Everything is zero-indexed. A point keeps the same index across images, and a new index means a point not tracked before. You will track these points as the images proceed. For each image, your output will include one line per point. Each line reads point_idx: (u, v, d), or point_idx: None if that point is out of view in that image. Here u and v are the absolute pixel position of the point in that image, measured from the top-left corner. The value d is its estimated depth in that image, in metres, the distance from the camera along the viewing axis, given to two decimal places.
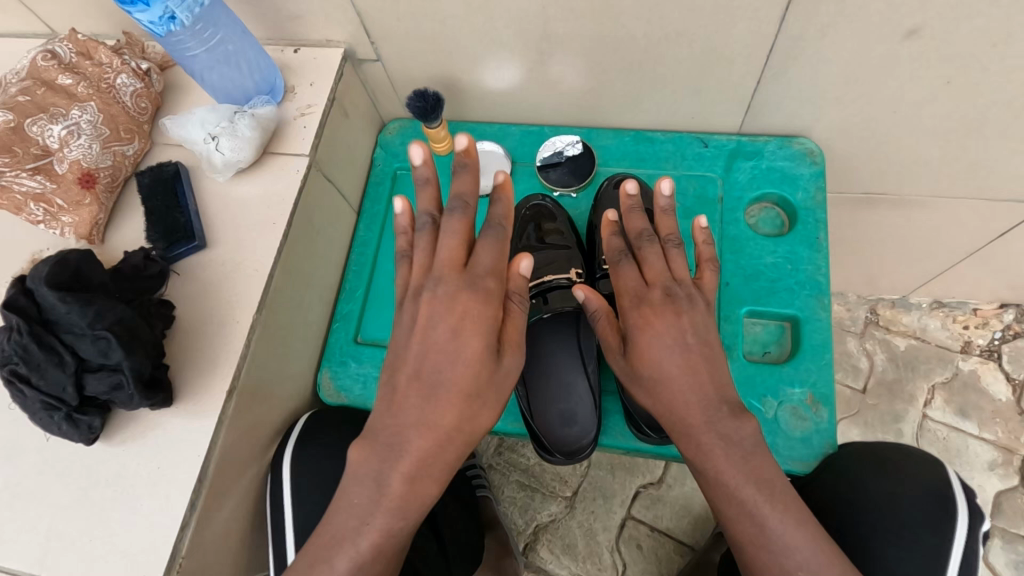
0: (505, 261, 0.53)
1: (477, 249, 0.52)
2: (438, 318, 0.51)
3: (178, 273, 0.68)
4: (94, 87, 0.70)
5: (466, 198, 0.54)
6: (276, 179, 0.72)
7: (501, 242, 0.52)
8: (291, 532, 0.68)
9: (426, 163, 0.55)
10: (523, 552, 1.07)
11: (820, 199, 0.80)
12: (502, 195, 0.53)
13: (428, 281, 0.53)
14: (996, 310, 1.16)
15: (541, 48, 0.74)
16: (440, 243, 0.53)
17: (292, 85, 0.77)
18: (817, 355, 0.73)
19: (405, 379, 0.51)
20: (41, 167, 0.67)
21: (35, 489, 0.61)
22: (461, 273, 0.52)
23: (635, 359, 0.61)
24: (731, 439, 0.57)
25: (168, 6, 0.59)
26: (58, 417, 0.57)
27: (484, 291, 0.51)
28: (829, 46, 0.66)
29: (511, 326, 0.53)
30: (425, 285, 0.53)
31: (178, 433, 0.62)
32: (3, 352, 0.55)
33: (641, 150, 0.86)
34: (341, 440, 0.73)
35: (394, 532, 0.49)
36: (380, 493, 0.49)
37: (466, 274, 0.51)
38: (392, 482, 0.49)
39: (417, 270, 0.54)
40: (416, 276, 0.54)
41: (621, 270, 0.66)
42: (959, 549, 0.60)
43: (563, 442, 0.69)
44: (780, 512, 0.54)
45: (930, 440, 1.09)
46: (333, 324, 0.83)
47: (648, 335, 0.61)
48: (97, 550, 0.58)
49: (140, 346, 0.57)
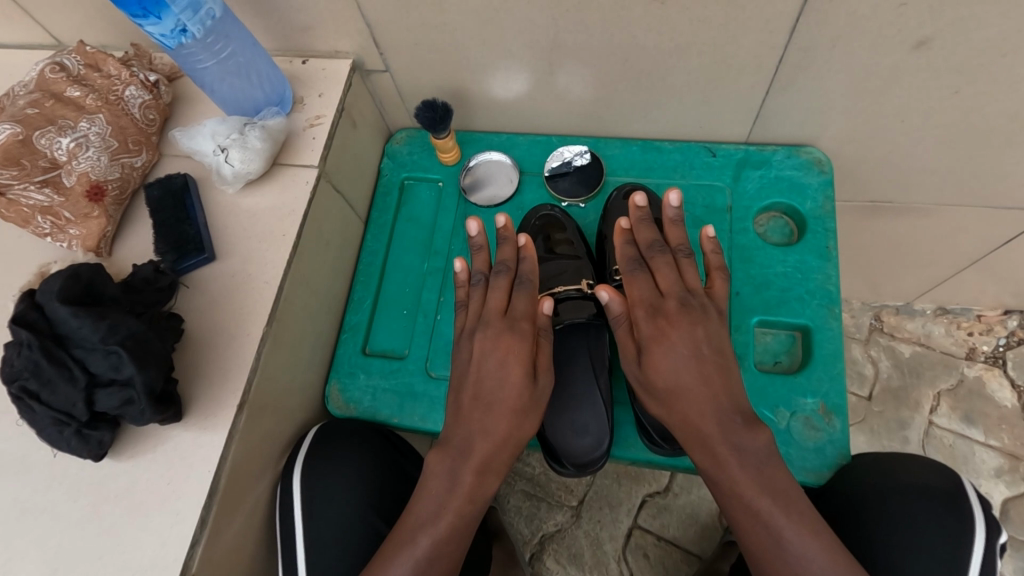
0: (535, 306, 0.67)
1: (515, 298, 0.68)
2: (489, 352, 0.64)
3: (187, 285, 0.67)
4: (103, 99, 0.70)
5: (508, 263, 0.70)
6: (285, 191, 0.72)
7: (531, 293, 0.68)
8: (302, 546, 0.68)
9: (480, 234, 0.73)
10: (530, 562, 1.07)
11: (830, 208, 0.80)
12: (527, 255, 0.71)
13: (478, 325, 0.67)
14: (1000, 316, 1.17)
15: (550, 59, 0.74)
16: (489, 295, 0.68)
17: (300, 96, 0.77)
18: (828, 365, 0.73)
19: (468, 401, 0.63)
20: (49, 180, 0.66)
21: (43, 505, 0.60)
22: (502, 317, 0.66)
23: (652, 370, 0.62)
24: (747, 450, 0.57)
25: (180, 19, 0.59)
26: (67, 432, 0.56)
27: (521, 330, 0.65)
28: (839, 56, 0.66)
29: (542, 354, 0.66)
30: (477, 329, 0.67)
31: (189, 447, 0.61)
32: (12, 367, 0.55)
33: (649, 160, 0.86)
34: (351, 452, 0.73)
35: (441, 531, 0.58)
36: (441, 489, 0.59)
37: (506, 318, 0.66)
38: (452, 478, 0.59)
39: (471, 316, 0.69)
40: (470, 321, 0.68)
41: (634, 281, 0.67)
42: (976, 560, 0.59)
43: (576, 454, 0.68)
44: (798, 523, 0.54)
45: (936, 447, 1.09)
46: (342, 335, 0.82)
47: (665, 345, 0.62)
48: (107, 567, 0.57)
49: (153, 361, 0.57)
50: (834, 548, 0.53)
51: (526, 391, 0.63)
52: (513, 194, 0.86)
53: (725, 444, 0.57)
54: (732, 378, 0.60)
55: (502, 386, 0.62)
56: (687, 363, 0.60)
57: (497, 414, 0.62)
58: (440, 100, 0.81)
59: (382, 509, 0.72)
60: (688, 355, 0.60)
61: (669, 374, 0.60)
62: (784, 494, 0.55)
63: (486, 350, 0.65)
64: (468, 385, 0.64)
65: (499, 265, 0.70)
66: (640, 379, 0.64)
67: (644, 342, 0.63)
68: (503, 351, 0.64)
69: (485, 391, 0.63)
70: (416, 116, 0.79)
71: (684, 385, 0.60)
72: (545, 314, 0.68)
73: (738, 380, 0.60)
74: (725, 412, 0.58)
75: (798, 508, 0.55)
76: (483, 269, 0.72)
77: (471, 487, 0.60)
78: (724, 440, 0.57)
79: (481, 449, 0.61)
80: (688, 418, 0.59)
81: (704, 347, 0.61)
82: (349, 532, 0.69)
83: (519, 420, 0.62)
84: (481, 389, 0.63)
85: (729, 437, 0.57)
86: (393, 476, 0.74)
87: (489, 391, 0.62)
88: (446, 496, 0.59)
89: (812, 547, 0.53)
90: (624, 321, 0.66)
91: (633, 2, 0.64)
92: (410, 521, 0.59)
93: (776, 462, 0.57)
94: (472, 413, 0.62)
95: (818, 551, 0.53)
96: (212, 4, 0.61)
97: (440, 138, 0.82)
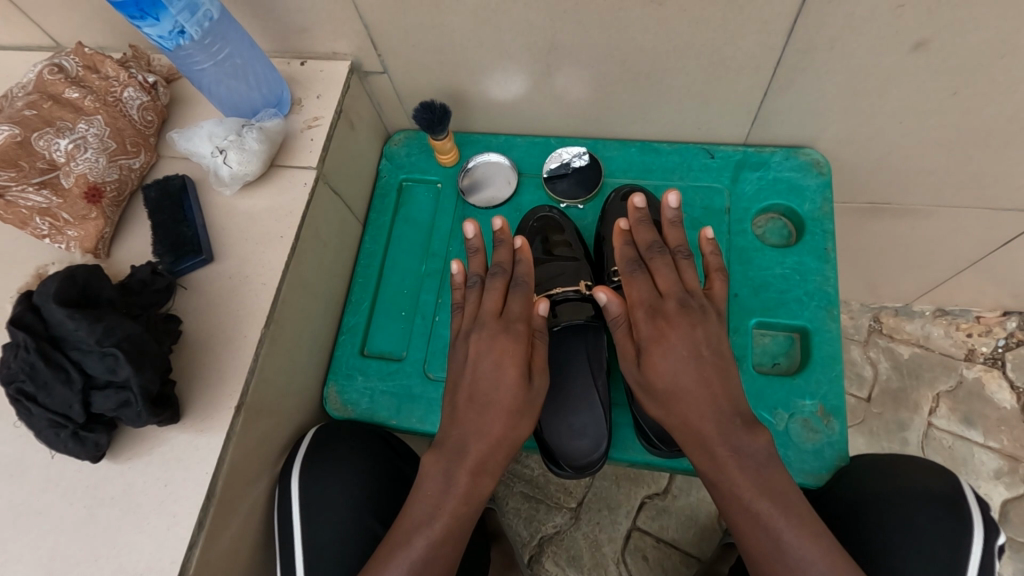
0: (531, 307, 0.67)
1: (511, 299, 0.67)
2: (485, 353, 0.64)
3: (184, 287, 0.67)
4: (101, 100, 0.70)
5: (504, 265, 0.70)
6: (283, 192, 0.72)
7: (527, 294, 0.68)
8: (300, 548, 0.68)
9: (476, 236, 0.72)
10: (528, 564, 1.07)
11: (828, 209, 0.80)
12: (523, 257, 0.71)
13: (475, 327, 0.67)
14: (999, 318, 1.17)
15: (548, 60, 0.74)
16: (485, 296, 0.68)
17: (298, 98, 0.77)
18: (827, 367, 0.73)
19: (463, 402, 0.63)
20: (47, 181, 0.66)
21: (40, 507, 0.60)
22: (498, 318, 0.66)
23: (651, 370, 0.62)
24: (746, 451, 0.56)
25: (178, 21, 0.59)
26: (64, 434, 0.56)
27: (517, 331, 0.65)
28: (837, 58, 0.67)
29: (538, 356, 0.66)
30: (473, 330, 0.67)
31: (186, 449, 0.61)
32: (9, 369, 0.55)
33: (647, 161, 0.86)
34: (349, 454, 0.72)
35: (439, 533, 0.58)
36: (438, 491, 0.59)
37: (502, 319, 0.66)
38: (450, 479, 0.59)
39: (468, 317, 0.69)
40: (466, 322, 0.68)
41: (633, 281, 0.67)
42: (974, 562, 0.59)
43: (574, 455, 0.68)
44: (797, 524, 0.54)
45: (936, 449, 1.09)
46: (340, 337, 0.82)
47: (664, 345, 0.61)
48: (103, 570, 0.57)
49: (150, 362, 0.57)
50: (833, 550, 0.53)
51: (522, 392, 0.63)
52: (511, 195, 0.86)
53: (724, 445, 0.57)
54: (731, 379, 0.60)
55: (497, 387, 0.62)
56: (687, 365, 0.60)
57: (492, 415, 0.62)
58: (439, 102, 0.81)
59: (380, 511, 0.72)
60: (688, 355, 0.60)
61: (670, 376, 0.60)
62: (783, 496, 0.55)
63: (482, 351, 0.64)
64: (464, 386, 0.64)
65: (496, 267, 0.70)
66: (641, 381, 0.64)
67: (644, 343, 0.63)
68: (498, 352, 0.63)
69: (480, 391, 0.63)
70: (414, 116, 0.78)
71: (683, 386, 0.59)
72: (542, 316, 0.68)
73: (737, 382, 0.60)
74: (725, 413, 0.58)
75: (797, 509, 0.55)
76: (480, 270, 0.72)
77: (469, 489, 0.60)
78: (723, 441, 0.57)
79: (479, 451, 0.61)
80: (687, 420, 0.59)
81: (704, 349, 0.61)
82: (348, 534, 0.69)
83: (517, 422, 0.62)
84: (476, 390, 0.63)
85: (727, 438, 0.57)
86: (392, 478, 0.74)
87: (485, 391, 0.62)
88: (443, 498, 0.59)
89: (811, 548, 0.53)
90: (623, 322, 0.66)
91: (631, 3, 0.64)
92: (407, 524, 0.59)
93: (774, 463, 0.57)
94: (468, 414, 0.62)
95: (816, 552, 0.52)
96: (210, 5, 0.61)
97: (439, 139, 0.81)
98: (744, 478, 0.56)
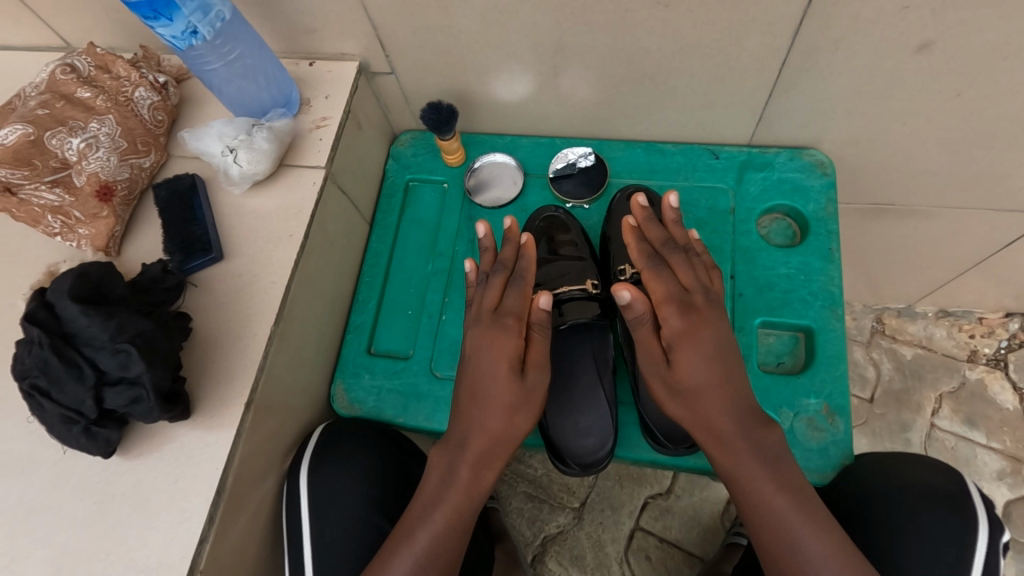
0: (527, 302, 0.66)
1: (507, 295, 0.67)
2: (479, 349, 0.65)
3: (194, 285, 0.68)
4: (113, 100, 0.70)
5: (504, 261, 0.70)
6: (291, 191, 0.72)
7: (524, 290, 0.67)
8: (308, 544, 0.68)
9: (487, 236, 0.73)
10: (532, 564, 1.07)
11: (832, 210, 0.80)
12: (525, 252, 0.69)
13: (473, 322, 0.68)
14: (1002, 319, 1.17)
15: (554, 61, 0.75)
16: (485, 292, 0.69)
17: (307, 98, 0.77)
18: (832, 367, 0.73)
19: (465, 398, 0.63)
20: (59, 180, 0.67)
21: (51, 502, 0.61)
22: (494, 313, 0.66)
23: (679, 368, 0.60)
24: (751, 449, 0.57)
25: (191, 21, 0.59)
26: (76, 430, 0.56)
27: (508, 326, 0.65)
28: (842, 59, 0.67)
29: (533, 351, 0.65)
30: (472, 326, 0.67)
31: (196, 445, 0.62)
32: (23, 365, 0.55)
33: (652, 162, 0.86)
34: (356, 452, 0.73)
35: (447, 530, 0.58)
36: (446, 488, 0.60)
37: (496, 314, 0.66)
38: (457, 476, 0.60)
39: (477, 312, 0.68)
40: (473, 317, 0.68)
41: (657, 275, 0.65)
42: (978, 560, 0.60)
43: (580, 453, 0.68)
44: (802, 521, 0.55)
45: (938, 449, 1.09)
46: (347, 336, 0.83)
47: (694, 342, 0.60)
48: (114, 565, 0.58)
49: (161, 359, 0.57)
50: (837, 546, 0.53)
51: (516, 387, 0.63)
52: (517, 196, 0.87)
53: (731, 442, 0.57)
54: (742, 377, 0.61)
55: (493, 382, 0.63)
56: (711, 361, 0.60)
57: (489, 410, 0.62)
58: (446, 103, 0.81)
59: (387, 508, 0.72)
60: (712, 352, 0.60)
61: (699, 372, 0.59)
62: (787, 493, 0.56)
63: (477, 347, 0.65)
64: (466, 382, 0.64)
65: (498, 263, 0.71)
66: (663, 380, 0.62)
67: (671, 338, 0.61)
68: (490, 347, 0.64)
69: (479, 387, 0.63)
70: (421, 117, 0.79)
71: (705, 383, 0.59)
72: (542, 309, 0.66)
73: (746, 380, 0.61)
74: (741, 410, 0.59)
75: (801, 505, 0.55)
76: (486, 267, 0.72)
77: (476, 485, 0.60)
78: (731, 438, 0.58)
79: (486, 448, 0.61)
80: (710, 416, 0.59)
81: (725, 346, 0.61)
82: (355, 531, 0.70)
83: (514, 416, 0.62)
84: (475, 386, 0.63)
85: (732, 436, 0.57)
86: (398, 476, 0.75)
87: (482, 386, 0.63)
88: (448, 495, 0.60)
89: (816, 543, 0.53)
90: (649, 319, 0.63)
91: (637, 4, 0.65)
92: (415, 520, 0.59)
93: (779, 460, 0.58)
94: (470, 410, 0.63)
95: (820, 548, 0.53)
96: (222, 6, 0.62)
97: (446, 139, 0.82)
98: (751, 474, 0.57)
